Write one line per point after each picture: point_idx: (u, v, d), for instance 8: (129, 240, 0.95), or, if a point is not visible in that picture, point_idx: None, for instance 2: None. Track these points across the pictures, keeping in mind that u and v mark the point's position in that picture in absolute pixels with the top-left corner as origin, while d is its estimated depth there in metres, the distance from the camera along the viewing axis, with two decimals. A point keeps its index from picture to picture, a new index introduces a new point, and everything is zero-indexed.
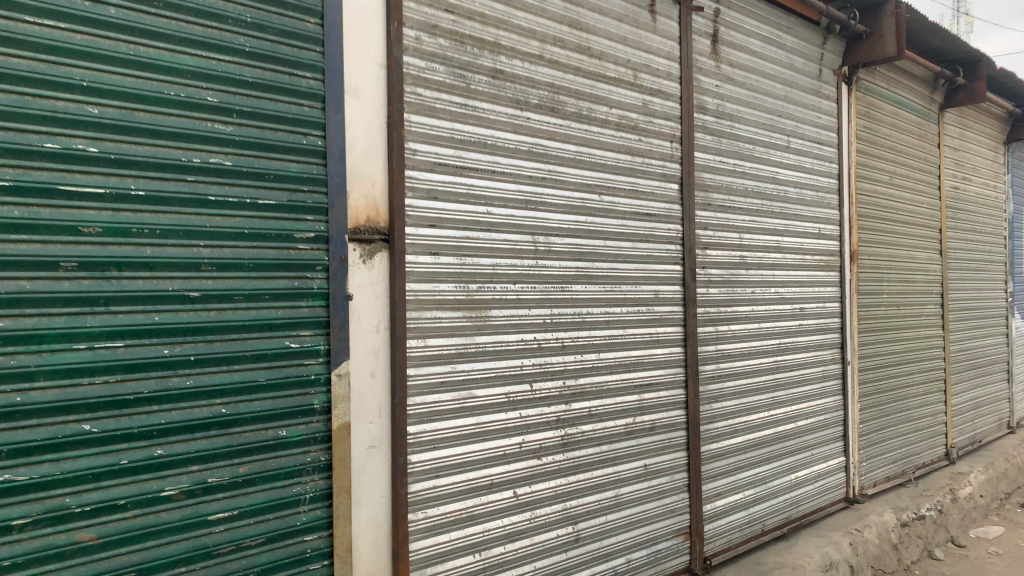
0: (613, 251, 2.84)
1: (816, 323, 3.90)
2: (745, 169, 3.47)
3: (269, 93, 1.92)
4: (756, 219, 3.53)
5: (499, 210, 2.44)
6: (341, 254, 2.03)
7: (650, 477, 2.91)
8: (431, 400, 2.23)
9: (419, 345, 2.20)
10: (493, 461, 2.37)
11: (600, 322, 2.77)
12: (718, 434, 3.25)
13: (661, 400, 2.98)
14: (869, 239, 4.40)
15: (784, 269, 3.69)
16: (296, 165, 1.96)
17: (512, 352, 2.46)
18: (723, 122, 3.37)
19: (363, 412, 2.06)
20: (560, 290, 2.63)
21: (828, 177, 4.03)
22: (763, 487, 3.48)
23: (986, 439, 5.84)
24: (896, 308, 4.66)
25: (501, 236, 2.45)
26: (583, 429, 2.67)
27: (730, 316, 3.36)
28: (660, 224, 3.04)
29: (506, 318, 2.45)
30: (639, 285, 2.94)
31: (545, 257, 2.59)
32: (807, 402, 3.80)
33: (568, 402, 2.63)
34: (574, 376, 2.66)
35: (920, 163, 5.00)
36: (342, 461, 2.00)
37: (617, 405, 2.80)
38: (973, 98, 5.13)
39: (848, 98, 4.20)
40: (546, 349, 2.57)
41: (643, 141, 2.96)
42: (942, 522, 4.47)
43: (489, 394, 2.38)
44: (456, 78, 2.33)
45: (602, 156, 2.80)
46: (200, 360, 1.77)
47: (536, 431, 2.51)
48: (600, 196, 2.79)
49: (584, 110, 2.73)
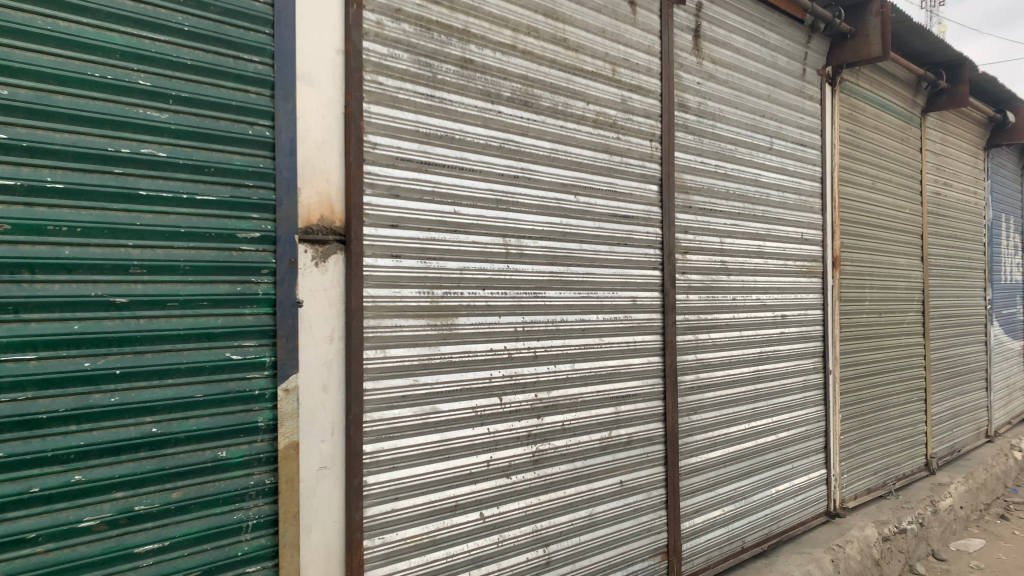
0: (589, 255, 2.67)
1: (798, 331, 3.77)
2: (726, 170, 3.33)
3: (210, 77, 1.73)
4: (737, 223, 3.39)
5: (467, 210, 2.27)
6: (291, 257, 1.84)
7: (626, 494, 2.75)
8: (391, 416, 2.05)
9: (378, 356, 2.02)
10: (457, 482, 2.20)
11: (575, 330, 2.61)
12: (698, 447, 3.10)
13: (639, 412, 2.82)
14: (851, 245, 4.28)
15: (766, 275, 3.56)
16: (240, 157, 1.77)
17: (480, 363, 2.29)
18: (705, 121, 3.22)
19: (313, 430, 1.88)
20: (532, 296, 2.47)
21: (811, 180, 3.90)
22: (743, 502, 3.34)
23: (965, 449, 5.76)
24: (877, 315, 4.55)
25: (469, 238, 2.27)
26: (556, 444, 2.50)
27: (710, 324, 3.22)
28: (639, 227, 2.88)
29: (474, 326, 2.28)
30: (617, 291, 2.78)
31: (517, 261, 2.42)
32: (789, 413, 3.67)
33: (540, 416, 2.46)
34: (547, 388, 2.49)
35: (902, 167, 4.90)
36: (288, 485, 1.82)
37: (592, 418, 2.64)
38: (956, 102, 5.05)
39: (832, 100, 4.08)
40: (517, 360, 2.40)
41: (622, 139, 2.81)
42: (923, 535, 4.37)
43: (454, 409, 2.20)
44: (422, 66, 2.15)
45: (579, 154, 2.64)
46: (127, 374, 1.58)
47: (505, 448, 2.34)
48: (576, 196, 2.63)
49: (560, 106, 2.57)
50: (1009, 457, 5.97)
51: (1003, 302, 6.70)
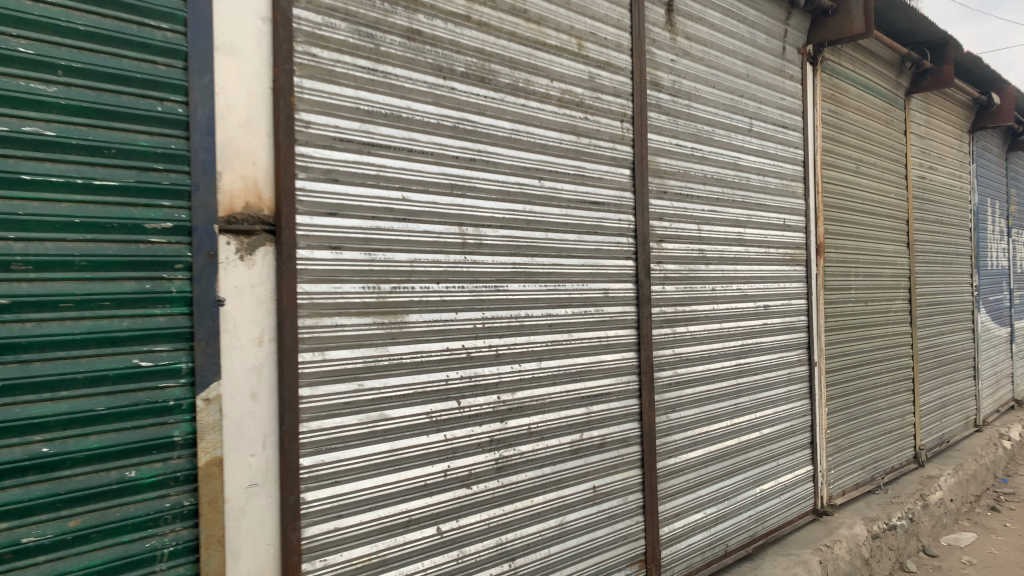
0: (555, 245, 2.48)
1: (782, 322, 3.60)
2: (704, 153, 3.15)
3: (109, 45, 1.51)
4: (716, 209, 3.20)
5: (418, 196, 2.06)
6: (210, 250, 1.64)
7: (600, 500, 2.56)
8: (332, 425, 1.84)
9: (316, 359, 1.82)
10: (410, 495, 2.00)
11: (541, 326, 2.41)
12: (678, 447, 2.93)
13: (613, 412, 2.63)
14: (835, 231, 4.11)
15: (747, 264, 3.38)
16: (147, 137, 1.56)
17: (434, 364, 2.08)
18: (680, 101, 3.03)
19: (240, 444, 1.68)
20: (493, 291, 2.27)
21: (793, 163, 3.72)
22: (726, 504, 3.16)
23: (953, 439, 5.62)
24: (863, 304, 4.38)
25: (421, 227, 2.07)
26: (521, 449, 2.31)
27: (688, 316, 3.03)
28: (610, 214, 2.69)
29: (428, 323, 2.07)
30: (587, 283, 2.59)
31: (475, 252, 2.21)
32: (772, 408, 3.50)
33: (504, 419, 2.27)
34: (511, 390, 2.30)
35: (887, 151, 4.74)
36: (211, 506, 1.61)
37: (561, 420, 2.45)
38: (941, 82, 4.88)
39: (813, 80, 3.90)
40: (477, 359, 2.20)
41: (589, 120, 2.61)
42: (914, 531, 4.21)
43: (405, 416, 2.00)
44: (363, 37, 1.94)
45: (542, 136, 2.44)
46: (10, 388, 1.36)
47: (465, 456, 2.15)
48: (539, 180, 2.43)
49: (520, 83, 2.36)
50: (998, 446, 5.84)
51: (990, 288, 6.56)
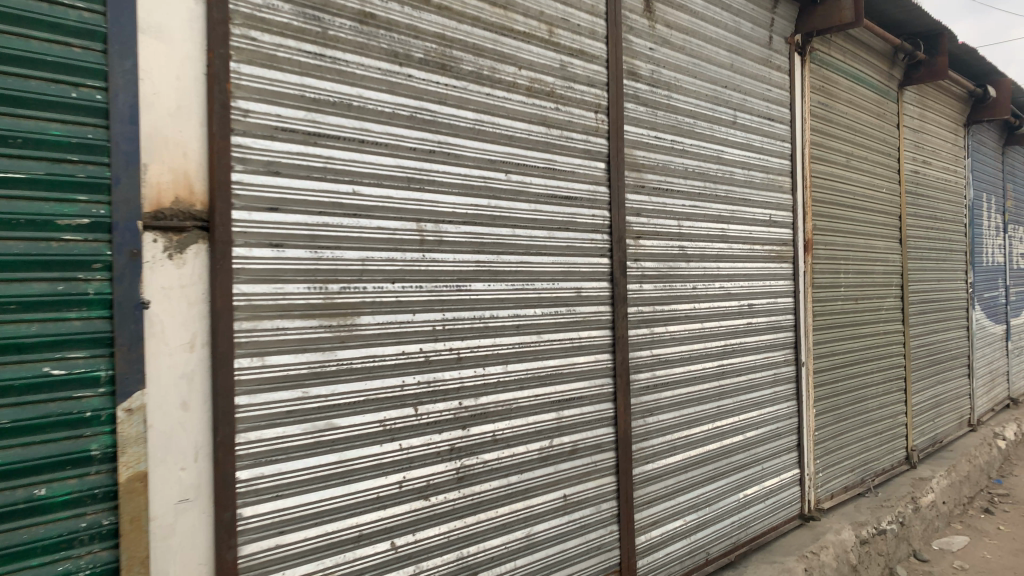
0: (523, 242, 2.35)
1: (767, 321, 3.48)
2: (685, 146, 3.02)
3: (15, 25, 1.38)
4: (697, 205, 3.08)
5: (370, 189, 1.92)
6: (132, 248, 1.51)
7: (571, 510, 2.44)
8: (272, 436, 1.72)
9: (254, 365, 1.69)
10: (361, 508, 1.88)
11: (507, 328, 2.29)
12: (655, 452, 2.81)
13: (585, 417, 2.51)
14: (824, 227, 3.99)
15: (730, 262, 3.26)
16: (59, 126, 1.43)
17: (389, 370, 1.95)
18: (659, 92, 2.90)
19: (169, 457, 1.56)
20: (455, 290, 2.14)
21: (779, 157, 3.60)
22: (707, 510, 3.04)
23: (947, 439, 5.51)
24: (853, 302, 4.27)
25: (374, 223, 1.93)
26: (485, 458, 2.18)
27: (668, 316, 2.91)
28: (583, 209, 2.56)
29: (381, 326, 1.94)
30: (557, 282, 2.46)
31: (434, 250, 2.08)
32: (757, 410, 3.38)
33: (467, 427, 2.14)
34: (474, 395, 2.17)
35: (879, 145, 4.61)
36: (134, 525, 1.49)
37: (530, 427, 2.33)
38: (935, 75, 4.76)
39: (801, 71, 3.78)
40: (437, 364, 2.07)
41: (561, 111, 2.48)
42: (904, 535, 4.10)
43: (355, 425, 1.88)
44: (309, 20, 1.81)
45: (509, 127, 2.30)
46: None
47: (422, 466, 2.02)
48: (506, 174, 2.30)
49: (485, 71, 2.23)
50: (992, 446, 5.73)
51: (985, 285, 6.45)
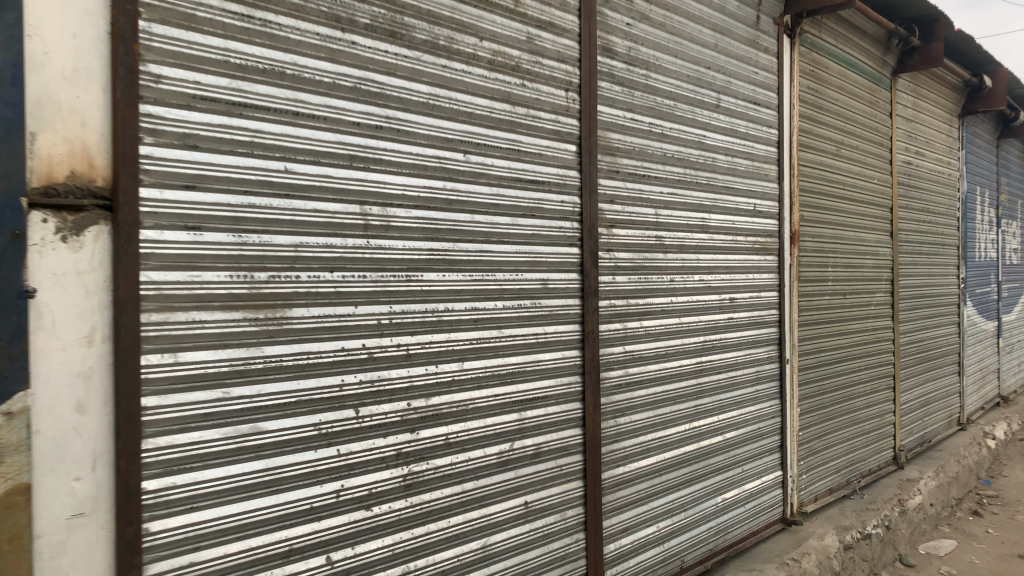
0: (483, 229, 2.16)
1: (750, 316, 3.31)
2: (664, 130, 2.84)
3: None
4: (676, 192, 2.90)
5: (305, 167, 1.74)
6: (15, 229, 1.31)
7: (533, 518, 2.27)
8: (187, 441, 1.54)
9: (165, 363, 1.52)
10: (291, 521, 1.70)
11: (465, 322, 2.09)
12: (627, 455, 2.64)
13: (550, 418, 2.34)
14: (811, 218, 3.82)
15: (710, 253, 3.08)
16: None
17: (326, 368, 1.77)
18: (636, 71, 2.72)
19: (61, 467, 1.37)
20: (405, 281, 1.94)
21: (765, 144, 3.42)
22: (682, 516, 2.88)
23: (936, 439, 5.36)
24: (841, 297, 4.10)
25: (311, 205, 1.75)
26: (436, 464, 2.00)
27: (642, 310, 2.74)
28: (551, 194, 2.38)
29: (317, 320, 1.75)
30: (521, 273, 2.27)
31: (381, 236, 1.88)
32: (737, 410, 3.21)
33: (417, 431, 1.95)
34: (425, 396, 1.98)
35: (870, 134, 4.44)
36: (14, 544, 1.31)
37: (488, 430, 2.14)
38: (929, 62, 4.58)
39: (790, 53, 3.60)
40: (383, 361, 1.88)
41: (527, 88, 2.29)
42: (890, 539, 3.95)
43: (285, 428, 1.69)
44: None
45: (468, 103, 2.11)
46: None
47: (363, 474, 1.84)
48: (464, 154, 2.10)
49: (441, 41, 2.03)
50: (981, 447, 5.59)
51: (977, 281, 6.30)
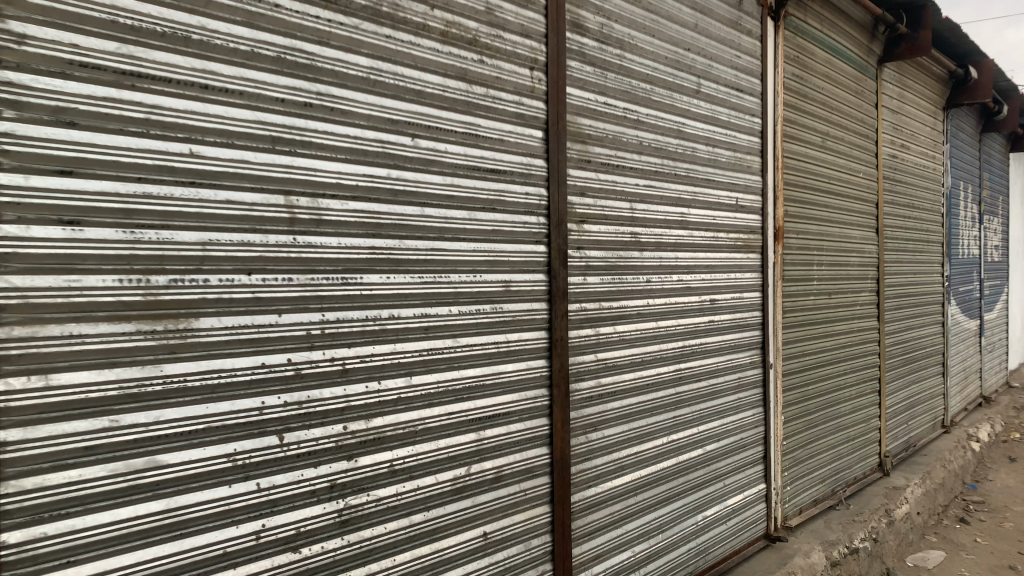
0: (435, 224, 1.88)
1: (731, 318, 3.08)
2: (640, 116, 2.59)
3: None
4: (653, 185, 2.66)
5: (216, 151, 1.47)
6: None
7: (493, 550, 2.01)
8: (63, 481, 1.27)
9: (33, 388, 1.24)
10: (199, 571, 1.43)
11: (414, 331, 1.83)
12: (599, 475, 2.39)
13: (513, 437, 2.08)
14: (796, 214, 3.60)
15: (689, 250, 2.84)
16: None
17: (242, 388, 1.50)
18: (610, 51, 2.47)
19: None
20: (342, 284, 1.67)
21: (749, 133, 3.19)
22: (659, 538, 2.64)
23: (921, 443, 5.19)
24: (826, 297, 3.89)
25: (223, 194, 1.47)
26: (378, 495, 1.74)
27: (616, 314, 2.49)
28: (515, 185, 2.12)
29: (232, 332, 1.49)
30: (480, 274, 2.00)
31: (310, 232, 1.61)
32: (719, 420, 2.98)
33: (355, 458, 1.69)
34: (365, 417, 1.71)
35: (856, 124, 4.22)
36: None
37: (441, 453, 1.88)
38: (918, 51, 4.38)
39: (774, 37, 3.36)
40: (313, 379, 1.61)
41: (486, 64, 2.02)
42: (877, 552, 3.75)
43: (191, 462, 1.42)
44: None
45: (417, 80, 1.84)
46: None
47: (290, 511, 1.57)
48: (412, 138, 1.83)
49: (385, 7, 1.76)
50: (966, 450, 5.43)
51: (960, 279, 6.14)
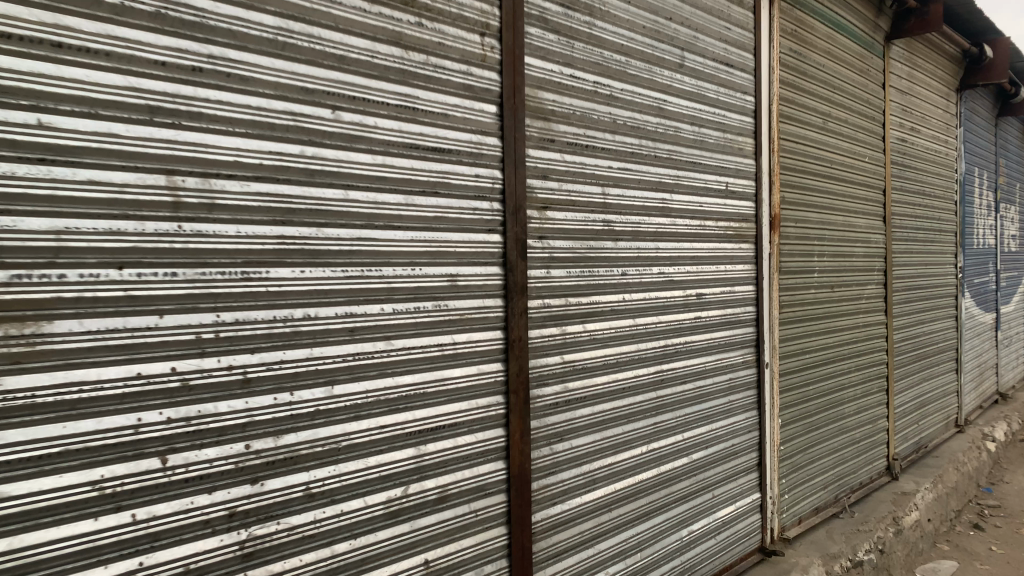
0: (363, 210, 1.64)
1: (721, 314, 2.83)
2: (614, 92, 2.34)
3: None
4: (629, 168, 2.41)
5: (74, 121, 1.23)
6: None
7: None
8: None
9: None
10: None
11: (337, 333, 1.59)
12: (565, 489, 2.15)
13: (461, 452, 1.84)
14: (794, 201, 3.33)
15: (672, 240, 2.59)
16: None
17: (112, 403, 1.27)
18: (578, 17, 2.21)
19: None
20: (242, 279, 1.43)
21: (740, 112, 2.93)
22: (638, 557, 2.40)
23: (932, 444, 4.90)
24: (828, 290, 3.62)
25: (85, 173, 1.24)
26: (292, 523, 1.51)
27: (587, 311, 2.24)
28: (462, 166, 1.87)
29: (97, 337, 1.25)
30: (420, 268, 1.76)
31: (200, 219, 1.38)
32: (707, 425, 2.73)
33: (261, 481, 1.46)
34: (274, 434, 1.48)
35: (861, 105, 3.95)
36: None
37: (371, 473, 1.65)
38: (927, 26, 4.11)
39: (769, 7, 3.09)
40: (205, 392, 1.38)
41: (426, 28, 1.78)
42: (882, 564, 3.49)
43: (42, 492, 1.19)
44: None
45: (339, 44, 1.60)
46: None
47: (176, 545, 1.34)
48: (332, 111, 1.59)
49: None
50: (981, 451, 5.15)
51: (974, 270, 5.84)
